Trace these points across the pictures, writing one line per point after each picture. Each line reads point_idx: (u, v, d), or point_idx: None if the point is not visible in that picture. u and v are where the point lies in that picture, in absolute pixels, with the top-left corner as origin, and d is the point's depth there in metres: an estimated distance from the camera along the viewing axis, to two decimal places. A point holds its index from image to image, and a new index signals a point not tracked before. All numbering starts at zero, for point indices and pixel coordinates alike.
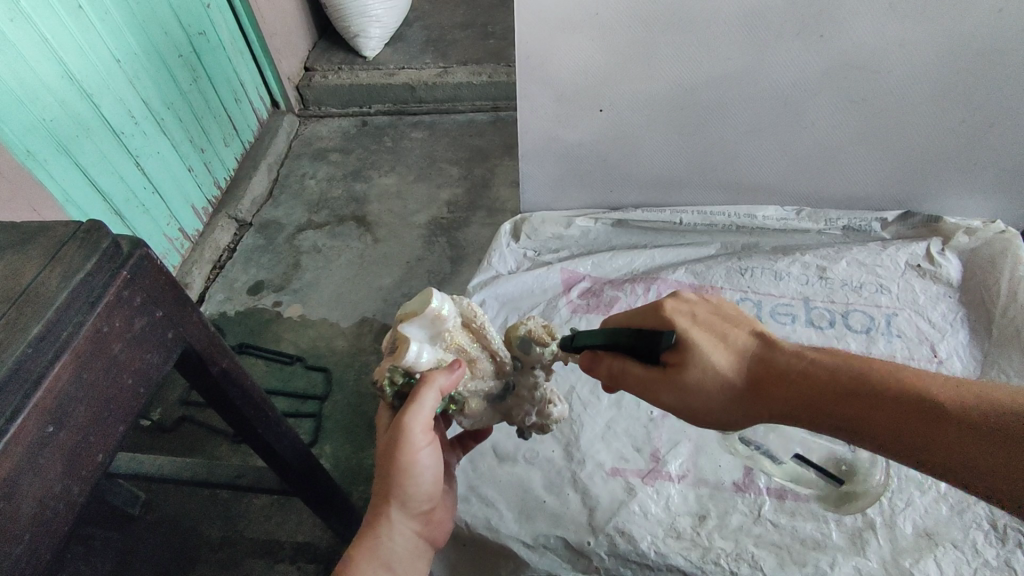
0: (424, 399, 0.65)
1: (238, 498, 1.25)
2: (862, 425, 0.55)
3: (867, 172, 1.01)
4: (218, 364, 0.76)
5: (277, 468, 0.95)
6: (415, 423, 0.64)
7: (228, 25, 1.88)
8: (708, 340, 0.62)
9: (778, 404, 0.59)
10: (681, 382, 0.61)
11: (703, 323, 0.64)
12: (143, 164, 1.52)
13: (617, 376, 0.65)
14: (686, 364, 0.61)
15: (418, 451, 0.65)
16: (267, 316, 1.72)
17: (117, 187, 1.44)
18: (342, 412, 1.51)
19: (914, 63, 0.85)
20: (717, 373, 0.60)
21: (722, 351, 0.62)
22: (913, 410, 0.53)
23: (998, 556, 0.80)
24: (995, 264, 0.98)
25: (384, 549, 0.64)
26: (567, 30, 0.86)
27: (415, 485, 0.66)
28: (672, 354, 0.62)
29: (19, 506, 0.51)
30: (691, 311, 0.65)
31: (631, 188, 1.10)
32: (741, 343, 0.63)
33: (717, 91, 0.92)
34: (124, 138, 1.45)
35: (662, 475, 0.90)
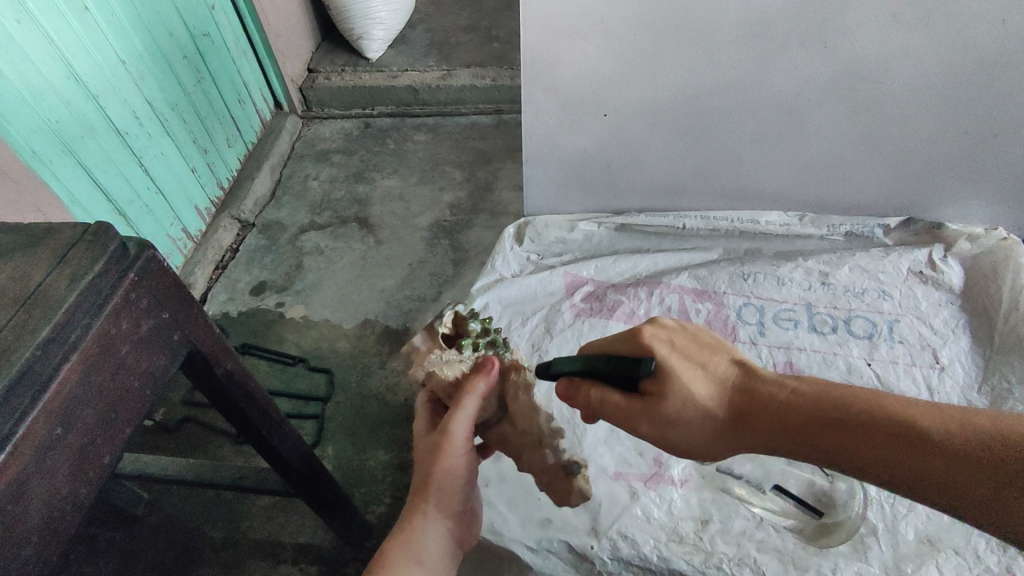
0: (464, 403, 0.70)
1: (239, 499, 1.26)
2: (849, 455, 0.55)
3: (870, 181, 1.01)
4: (224, 366, 0.77)
5: (279, 469, 0.95)
6: (459, 426, 0.69)
7: (231, 27, 1.89)
8: (687, 369, 0.63)
9: (761, 434, 0.59)
10: (660, 415, 0.61)
11: (682, 351, 0.64)
12: (147, 165, 1.53)
13: (597, 408, 0.65)
14: (666, 395, 0.61)
15: (457, 454, 0.69)
16: (269, 317, 1.73)
17: (121, 188, 1.45)
18: (344, 413, 1.52)
19: (918, 73, 0.85)
20: (698, 404, 0.61)
21: (701, 379, 0.62)
22: (897, 439, 0.52)
23: (999, 562, 0.80)
24: (996, 271, 0.97)
25: (418, 544, 0.66)
26: (573, 36, 0.86)
27: (452, 487, 0.69)
28: (651, 384, 0.62)
29: (27, 507, 0.51)
30: (668, 337, 0.65)
31: (635, 192, 1.09)
32: (720, 372, 0.63)
33: (720, 98, 0.92)
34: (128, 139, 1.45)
35: (665, 479, 0.89)
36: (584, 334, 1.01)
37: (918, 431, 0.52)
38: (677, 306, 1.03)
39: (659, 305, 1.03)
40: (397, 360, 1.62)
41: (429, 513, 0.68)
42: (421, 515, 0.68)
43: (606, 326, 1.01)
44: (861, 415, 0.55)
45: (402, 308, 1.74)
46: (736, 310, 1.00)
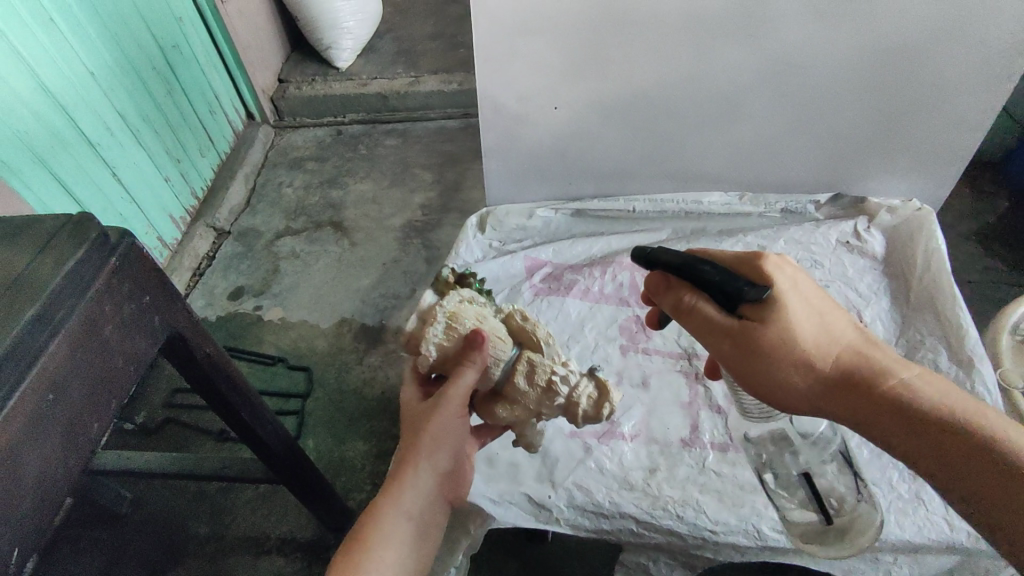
0: (460, 373, 0.73)
1: (225, 494, 1.31)
2: (925, 454, 0.58)
3: (799, 161, 1.07)
4: (204, 350, 0.83)
5: (259, 453, 1.00)
6: (454, 391, 0.73)
7: (200, 39, 1.95)
8: (800, 312, 0.63)
9: (849, 396, 0.62)
10: (751, 336, 0.62)
11: (804, 296, 0.64)
12: (120, 174, 1.57)
13: (688, 313, 0.66)
14: (767, 324, 0.62)
15: (448, 421, 0.73)
16: (248, 320, 1.79)
17: (94, 196, 1.49)
18: (324, 407, 1.58)
19: (837, 60, 0.92)
20: (796, 345, 0.62)
21: (811, 329, 0.63)
22: (993, 469, 0.54)
23: (910, 489, 0.81)
24: (913, 238, 1.01)
25: (409, 497, 0.70)
26: (519, 35, 0.94)
27: (444, 447, 0.73)
28: (756, 311, 0.63)
29: (25, 468, 0.57)
30: (791, 273, 0.64)
31: (589, 179, 1.15)
32: (834, 329, 0.64)
33: (660, 89, 0.99)
34: (100, 148, 1.50)
35: (617, 434, 0.87)
36: (543, 312, 1.05)
37: (1006, 450, 0.55)
38: (630, 282, 1.07)
39: (613, 281, 1.08)
40: (374, 355, 1.68)
41: (422, 469, 0.71)
42: (412, 469, 0.71)
43: (563, 304, 1.05)
44: (947, 413, 0.58)
45: (377, 306, 1.80)
46: None
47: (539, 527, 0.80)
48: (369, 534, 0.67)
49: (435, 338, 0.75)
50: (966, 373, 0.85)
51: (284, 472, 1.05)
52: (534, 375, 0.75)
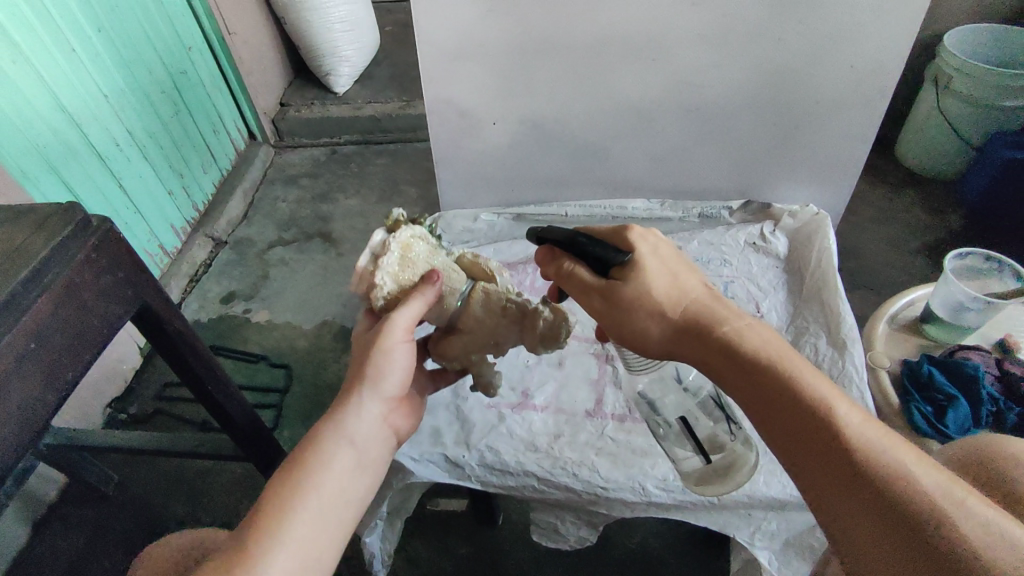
0: (409, 304, 0.77)
1: (203, 479, 1.43)
2: (756, 407, 0.57)
3: (711, 170, 1.20)
4: (172, 324, 0.96)
5: (224, 425, 1.13)
6: (400, 319, 0.76)
7: (207, 65, 2.15)
8: (658, 273, 0.67)
9: (697, 350, 0.63)
10: (611, 294, 0.68)
11: (663, 259, 0.69)
12: (126, 185, 1.74)
13: (567, 277, 0.72)
14: (625, 282, 0.67)
15: (396, 349, 0.75)
16: (236, 321, 1.92)
17: (101, 204, 1.65)
18: (300, 401, 1.70)
19: (730, 79, 1.06)
20: (650, 302, 0.66)
21: (666, 287, 0.66)
22: (807, 419, 0.53)
23: None
24: (810, 239, 1.13)
25: (351, 423, 0.71)
26: (458, 58, 1.08)
27: (389, 374, 0.75)
28: (618, 269, 0.68)
29: (9, 399, 0.70)
30: (654, 243, 0.70)
31: (530, 188, 1.29)
32: (690, 289, 0.67)
33: (582, 104, 1.13)
34: (109, 161, 1.67)
35: (529, 406, 0.98)
36: None
37: (819, 399, 0.53)
38: None
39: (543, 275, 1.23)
40: (350, 355, 1.81)
41: (366, 396, 0.73)
42: (357, 399, 0.73)
43: None
44: (781, 370, 0.57)
45: (357, 309, 1.94)
46: None
47: (451, 481, 0.91)
48: (312, 460, 0.67)
49: (388, 269, 0.80)
50: (840, 353, 0.95)
51: (248, 446, 1.17)
52: (489, 301, 0.86)
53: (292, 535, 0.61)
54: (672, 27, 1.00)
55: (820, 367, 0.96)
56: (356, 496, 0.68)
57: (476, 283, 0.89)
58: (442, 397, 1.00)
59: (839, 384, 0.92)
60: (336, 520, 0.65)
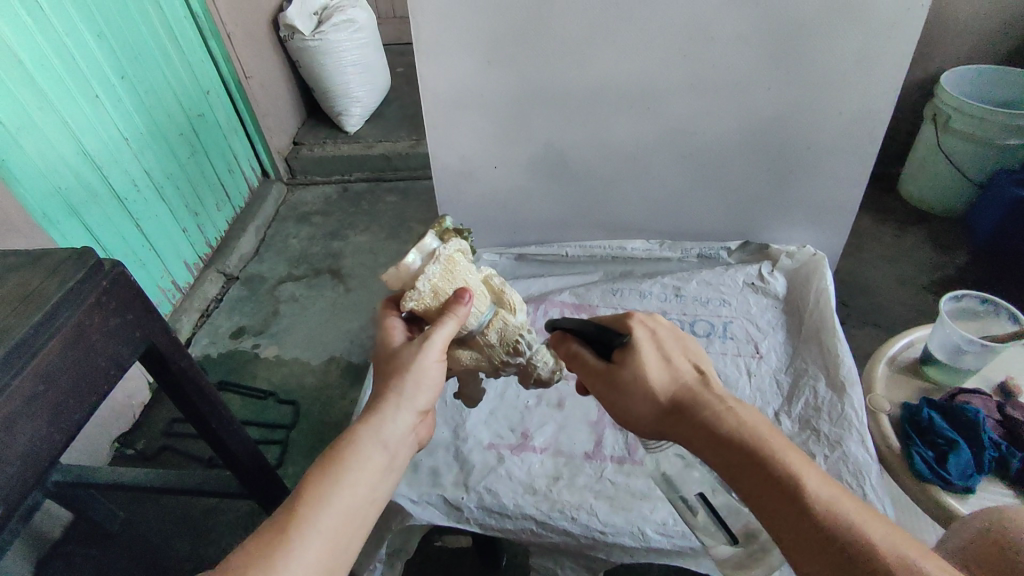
0: (446, 324, 0.80)
1: (206, 518, 1.43)
2: (742, 486, 0.59)
3: (708, 212, 1.22)
4: (178, 362, 0.99)
5: (227, 461, 1.14)
6: (438, 336, 0.78)
7: (224, 108, 2.23)
8: (651, 355, 0.70)
9: (687, 429, 0.65)
10: (612, 376, 0.71)
11: (658, 342, 0.72)
12: (143, 224, 1.80)
13: (574, 359, 0.77)
14: (623, 365, 0.70)
15: (431, 365, 0.78)
16: (245, 357, 1.95)
17: (118, 244, 1.71)
18: (306, 437, 1.71)
19: (722, 126, 1.09)
20: (645, 383, 0.68)
21: (659, 369, 0.69)
22: (790, 499, 0.55)
23: None
24: (808, 279, 1.14)
25: (383, 427, 0.72)
26: (459, 107, 1.12)
27: (424, 385, 0.77)
28: (619, 352, 0.71)
29: (15, 439, 0.72)
30: (653, 329, 0.73)
31: (531, 229, 1.32)
32: (681, 369, 0.69)
33: (580, 150, 1.16)
34: (127, 202, 1.73)
35: (529, 447, 0.99)
36: None
37: (801, 479, 0.55)
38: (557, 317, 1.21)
39: (543, 316, 1.22)
40: (357, 391, 1.83)
41: (398, 404, 0.74)
42: (391, 405, 0.74)
43: None
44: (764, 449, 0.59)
45: (364, 346, 1.96)
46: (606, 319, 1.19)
47: (450, 525, 0.91)
48: (347, 458, 0.68)
49: (430, 277, 0.84)
50: (839, 397, 0.95)
51: (250, 483, 1.19)
52: (506, 332, 0.90)
53: (320, 531, 0.61)
54: (664, 78, 1.04)
55: (820, 410, 0.95)
56: (381, 498, 0.69)
57: (499, 310, 0.91)
58: (442, 437, 1.01)
59: (838, 427, 0.92)
60: (360, 523, 0.65)
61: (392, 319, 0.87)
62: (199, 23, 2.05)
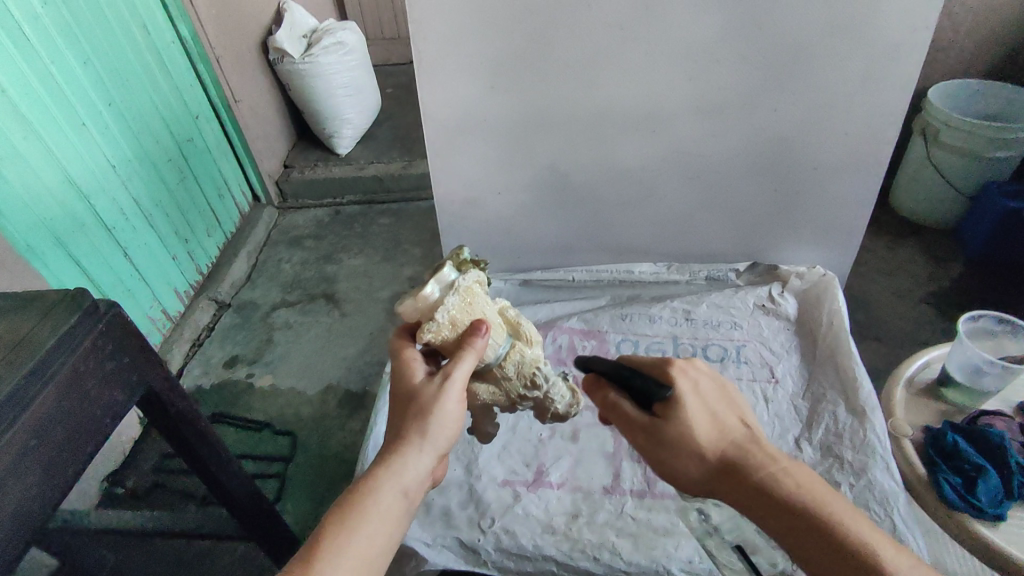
0: (465, 363, 0.76)
1: (203, 560, 1.38)
2: (797, 543, 0.66)
3: (715, 233, 1.21)
4: (176, 405, 0.95)
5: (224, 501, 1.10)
6: (459, 376, 0.76)
7: (214, 133, 2.21)
8: (697, 411, 0.72)
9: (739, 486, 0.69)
10: (658, 434, 0.72)
11: (701, 394, 0.73)
12: (132, 253, 1.75)
13: (612, 408, 0.77)
14: (670, 423, 0.71)
15: (451, 405, 0.75)
16: (239, 387, 1.90)
17: (107, 274, 1.66)
18: (305, 470, 1.66)
19: (728, 148, 1.08)
20: (695, 442, 0.71)
21: (706, 425, 0.72)
22: (849, 560, 0.62)
23: None
24: (820, 300, 1.12)
25: (403, 472, 0.71)
26: (463, 133, 1.10)
27: (445, 426, 0.74)
28: (663, 409, 0.72)
29: (5, 498, 0.68)
30: (694, 380, 0.74)
31: (535, 253, 1.30)
32: (724, 424, 0.72)
33: (585, 174, 1.15)
34: (116, 231, 1.69)
35: (545, 483, 0.96)
36: None
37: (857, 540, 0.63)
38: (567, 344, 1.19)
39: (552, 343, 1.20)
40: (356, 421, 1.78)
41: (419, 447, 0.73)
42: (414, 446, 0.72)
43: None
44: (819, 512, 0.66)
45: (361, 373, 1.92)
46: (616, 345, 1.17)
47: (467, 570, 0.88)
48: (367, 501, 0.67)
49: (449, 309, 0.78)
50: (860, 422, 0.93)
51: (250, 524, 1.15)
52: (523, 365, 0.86)
53: None
54: (668, 101, 1.03)
55: (842, 436, 0.94)
56: (392, 542, 0.68)
57: (516, 343, 0.87)
58: (454, 475, 0.97)
59: (862, 454, 0.90)
60: (379, 573, 0.65)
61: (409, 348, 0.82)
62: (187, 48, 2.04)
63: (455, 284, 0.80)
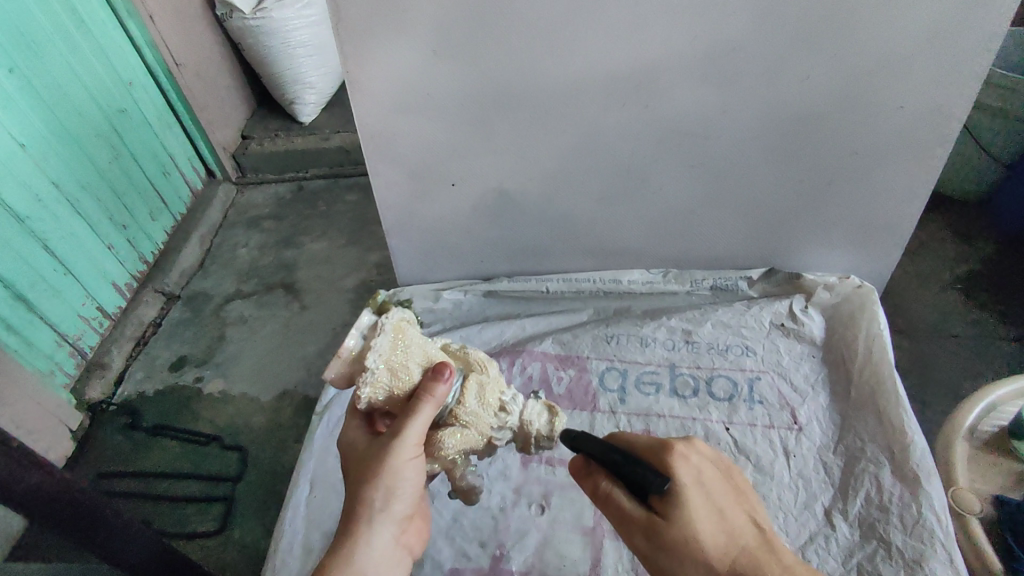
0: (416, 414, 0.60)
1: None
2: None
3: (723, 233, 0.96)
4: (27, 481, 0.62)
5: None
6: (410, 433, 0.60)
7: (153, 99, 1.71)
8: (704, 508, 0.57)
9: None
10: (656, 535, 0.56)
11: (709, 486, 0.58)
12: (54, 246, 1.38)
13: (602, 499, 0.61)
14: (669, 523, 0.55)
15: (404, 467, 0.62)
16: (183, 396, 1.49)
17: (20, 272, 1.30)
18: (255, 495, 1.31)
19: (743, 128, 0.83)
20: (701, 548, 0.55)
21: (713, 527, 0.56)
22: None
23: None
24: (853, 320, 0.91)
25: (351, 558, 0.61)
26: (400, 111, 0.85)
27: (398, 493, 0.63)
28: (662, 504, 0.57)
29: None
30: (698, 466, 0.59)
31: (502, 256, 1.05)
32: (736, 524, 0.57)
33: (559, 162, 0.89)
34: (28, 224, 1.32)
35: (505, 572, 0.77)
36: None
37: None
38: (539, 375, 0.96)
39: (521, 373, 0.97)
40: None
41: (372, 525, 0.63)
42: (366, 525, 0.62)
43: None
44: None
45: None
46: (598, 375, 0.94)
47: None
48: None
49: (381, 353, 0.59)
50: (913, 495, 0.72)
51: None
52: (486, 393, 0.66)
53: None
54: (665, 64, 0.77)
55: (888, 512, 0.73)
56: None
57: (471, 371, 0.68)
58: None
59: (915, 539, 0.70)
60: None
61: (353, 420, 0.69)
62: None
63: (376, 326, 0.60)
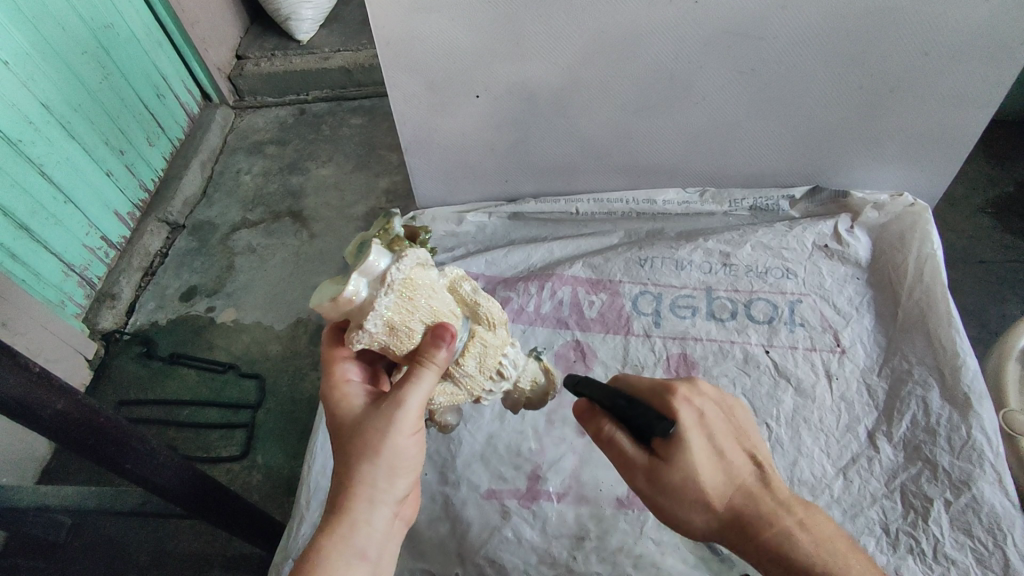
0: (420, 382, 0.55)
1: None
2: None
3: (767, 149, 0.90)
4: (50, 407, 0.60)
5: (190, 510, 0.76)
6: (414, 400, 0.55)
7: (140, 15, 1.58)
8: (705, 451, 0.55)
9: (749, 543, 0.54)
10: (658, 477, 0.55)
11: (712, 430, 0.56)
12: (50, 173, 1.30)
13: (604, 443, 0.58)
14: (671, 466, 0.54)
15: (406, 435, 0.55)
16: (198, 325, 1.47)
17: (18, 200, 1.23)
18: (277, 419, 1.31)
19: (800, 26, 0.75)
20: (701, 489, 0.54)
21: (714, 470, 0.55)
22: None
23: (889, 564, 0.70)
24: (903, 241, 0.88)
25: (354, 538, 0.53)
26: (421, 11, 0.77)
27: (400, 464, 0.55)
28: (664, 447, 0.55)
29: None
30: (700, 408, 0.57)
31: (529, 175, 1.00)
32: (736, 465, 0.56)
33: (593, 70, 0.82)
34: (20, 149, 1.23)
35: (542, 494, 0.79)
36: None
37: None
38: (570, 299, 0.93)
39: (551, 298, 0.94)
40: None
41: (373, 501, 0.54)
42: (365, 501, 0.54)
43: None
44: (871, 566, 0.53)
45: None
46: (632, 299, 0.91)
47: None
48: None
49: (383, 314, 0.53)
50: (962, 416, 0.75)
51: (234, 522, 0.83)
52: (486, 359, 0.62)
53: None
54: None
55: (935, 435, 0.75)
56: None
57: (476, 329, 0.61)
58: (426, 483, 0.82)
59: (963, 460, 0.72)
60: None
61: (344, 370, 0.61)
62: None
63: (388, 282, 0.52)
